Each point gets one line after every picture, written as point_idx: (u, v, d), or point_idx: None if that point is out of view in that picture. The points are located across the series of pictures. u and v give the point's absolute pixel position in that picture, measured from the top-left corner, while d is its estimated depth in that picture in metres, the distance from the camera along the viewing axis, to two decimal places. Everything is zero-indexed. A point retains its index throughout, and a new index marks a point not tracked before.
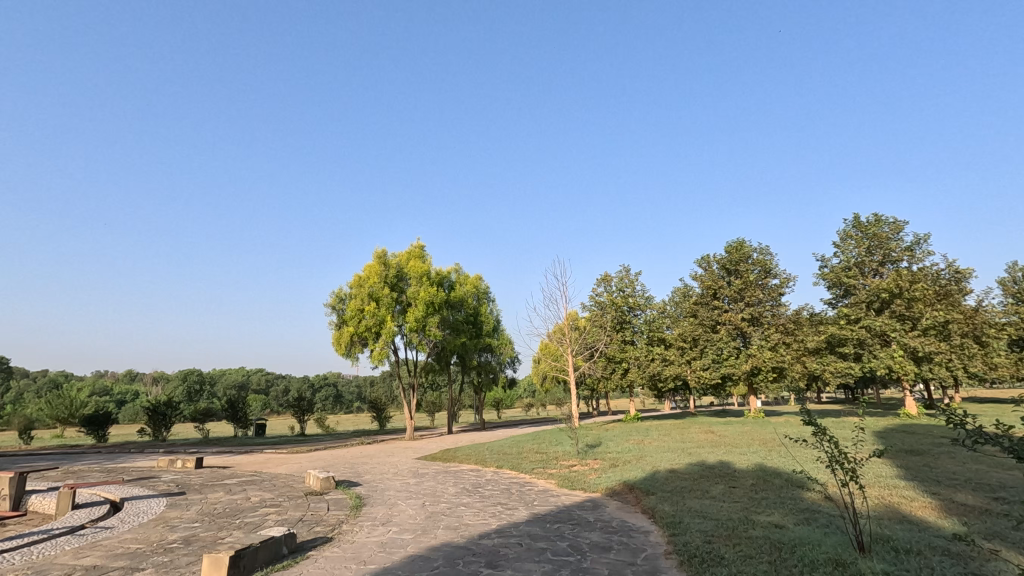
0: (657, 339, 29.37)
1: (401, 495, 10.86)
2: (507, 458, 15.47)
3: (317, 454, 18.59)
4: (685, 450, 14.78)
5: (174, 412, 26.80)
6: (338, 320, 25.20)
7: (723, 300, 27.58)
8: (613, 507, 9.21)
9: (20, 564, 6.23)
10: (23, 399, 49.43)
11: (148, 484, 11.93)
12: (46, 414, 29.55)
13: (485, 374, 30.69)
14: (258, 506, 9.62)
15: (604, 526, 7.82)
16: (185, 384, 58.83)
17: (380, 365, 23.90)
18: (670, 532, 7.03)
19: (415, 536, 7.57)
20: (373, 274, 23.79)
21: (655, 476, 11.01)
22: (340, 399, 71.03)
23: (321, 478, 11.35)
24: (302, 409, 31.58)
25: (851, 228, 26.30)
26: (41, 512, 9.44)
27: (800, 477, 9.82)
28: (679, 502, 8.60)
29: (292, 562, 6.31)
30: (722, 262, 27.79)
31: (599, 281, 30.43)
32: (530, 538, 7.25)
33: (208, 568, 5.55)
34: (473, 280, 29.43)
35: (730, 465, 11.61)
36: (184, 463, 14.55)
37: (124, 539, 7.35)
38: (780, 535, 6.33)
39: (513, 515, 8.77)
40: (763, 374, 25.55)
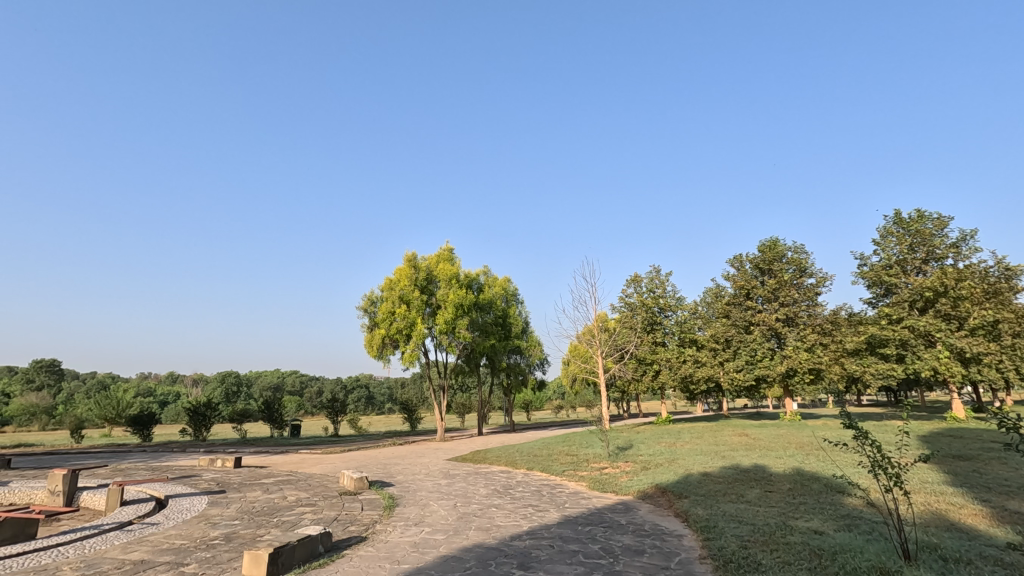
0: (688, 340, 28.85)
1: (432, 495, 10.97)
2: (538, 460, 15.47)
3: (350, 454, 18.90)
4: (719, 453, 14.49)
5: (214, 413, 27.55)
6: (370, 323, 25.53)
7: (757, 300, 27.07)
8: (645, 510, 9.10)
9: (74, 557, 6.54)
10: (72, 399, 52.06)
11: (190, 482, 12.33)
12: (95, 414, 30.85)
13: (515, 375, 30.76)
14: (293, 505, 9.81)
15: (637, 529, 7.75)
16: (223, 386, 60.54)
17: (411, 367, 24.17)
18: (705, 537, 6.91)
19: (448, 536, 7.63)
20: (403, 277, 24.08)
21: (688, 479, 10.84)
22: (372, 400, 72.05)
23: (355, 478, 11.55)
24: (335, 410, 32.12)
25: (892, 225, 25.40)
26: (92, 508, 9.90)
27: (840, 483, 9.51)
28: (713, 506, 8.46)
29: (327, 561, 6.43)
30: (755, 261, 27.23)
31: (629, 282, 30.11)
32: (562, 540, 7.25)
33: (248, 564, 5.72)
34: (502, 282, 29.48)
35: (766, 470, 11.31)
36: (223, 462, 14.95)
37: (169, 536, 7.62)
38: (820, 541, 6.17)
39: (544, 517, 8.75)
40: (799, 376, 24.95)
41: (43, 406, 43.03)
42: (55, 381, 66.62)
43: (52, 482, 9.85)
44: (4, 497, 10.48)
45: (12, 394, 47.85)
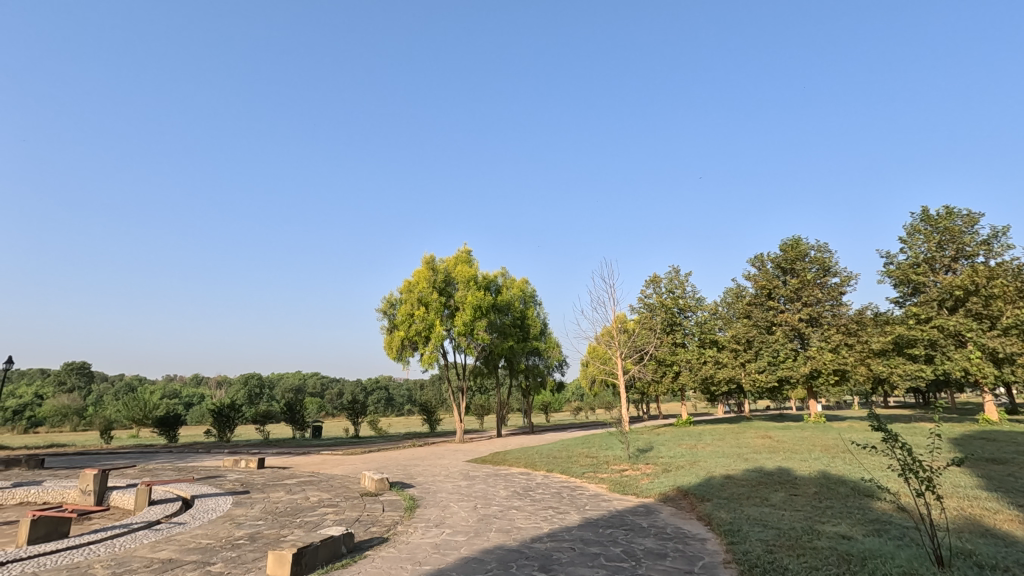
0: (709, 341, 28.45)
1: (452, 497, 11.01)
2: (557, 461, 15.40)
3: (370, 456, 19.07)
4: (742, 455, 14.26)
5: (237, 414, 27.94)
6: (389, 325, 25.70)
7: (779, 300, 26.68)
8: (667, 512, 9.01)
9: (105, 555, 6.70)
10: (102, 401, 53.44)
11: (215, 483, 12.55)
12: (123, 415, 31.56)
13: (533, 377, 30.77)
14: (316, 506, 9.95)
15: (660, 533, 7.67)
16: (247, 387, 61.56)
17: (430, 369, 24.28)
18: (728, 540, 6.82)
19: (468, 538, 7.64)
20: (422, 280, 24.24)
21: (711, 481, 10.70)
22: (391, 402, 72.57)
23: (376, 479, 11.62)
24: (356, 411, 32.40)
25: (920, 223, 24.82)
26: (121, 508, 10.14)
27: (869, 487, 9.30)
28: (737, 509, 8.33)
29: (350, 561, 6.49)
30: (777, 261, 26.87)
31: (648, 282, 29.89)
32: (584, 542, 7.20)
33: (273, 564, 5.80)
34: (520, 283, 29.48)
35: (790, 473, 11.12)
36: (247, 462, 15.21)
37: (194, 535, 7.75)
38: (848, 546, 6.04)
39: (565, 520, 8.70)
40: (823, 377, 24.50)
41: (75, 406, 44.35)
42: (86, 383, 68.57)
43: (83, 482, 10.11)
44: (38, 495, 10.78)
45: (46, 395, 49.58)
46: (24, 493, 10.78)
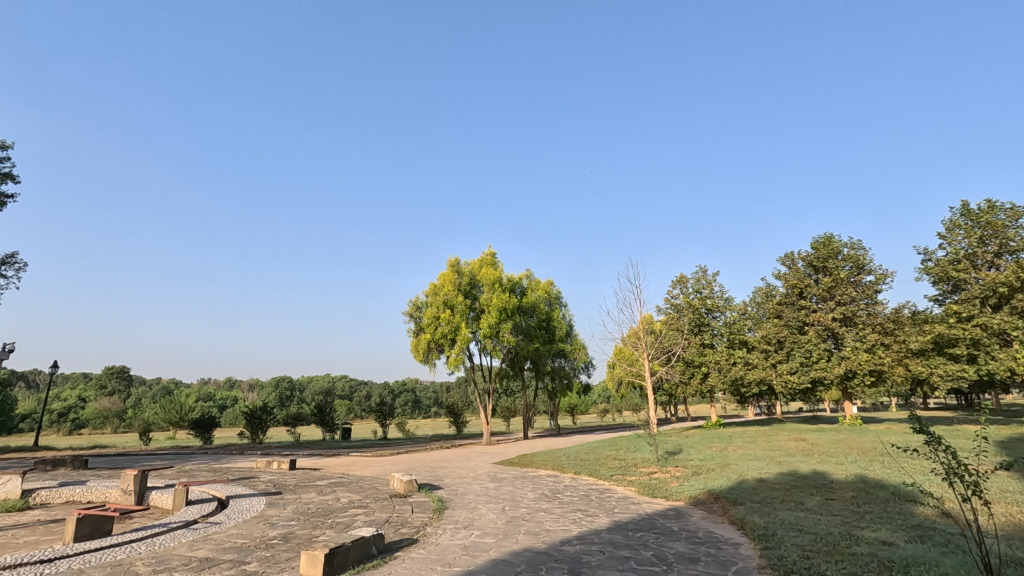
0: (739, 342, 28.04)
1: (481, 499, 11.03)
2: (585, 464, 15.33)
3: (399, 458, 19.25)
4: (775, 458, 13.95)
5: (269, 416, 28.50)
6: (415, 328, 25.93)
7: (811, 299, 26.09)
8: (698, 516, 8.87)
9: (145, 553, 6.90)
10: (140, 404, 55.18)
11: (249, 483, 12.86)
12: (161, 418, 32.50)
13: (559, 379, 30.67)
14: (347, 507, 10.10)
15: (691, 536, 7.55)
16: (278, 390, 62.87)
17: (457, 371, 24.40)
18: (763, 545, 6.67)
19: (497, 540, 7.65)
20: (447, 283, 24.43)
21: (743, 485, 10.49)
22: (417, 404, 73.25)
23: (404, 481, 11.69)
24: (383, 414, 32.73)
25: (960, 217, 23.97)
26: (160, 507, 10.46)
27: (910, 492, 8.98)
28: (771, 514, 8.14)
29: (381, 562, 6.58)
30: (808, 259, 26.31)
31: (675, 283, 29.56)
32: (613, 545, 7.14)
33: (306, 564, 5.90)
34: (545, 285, 29.41)
35: (826, 476, 10.82)
36: (280, 464, 15.53)
37: (230, 535, 7.93)
38: (889, 553, 5.86)
39: (594, 522, 8.63)
40: (859, 378, 23.84)
41: (115, 409, 45.90)
42: (125, 387, 70.85)
43: (124, 482, 10.47)
44: (82, 495, 11.18)
45: (88, 398, 51.42)
46: (69, 493, 11.18)
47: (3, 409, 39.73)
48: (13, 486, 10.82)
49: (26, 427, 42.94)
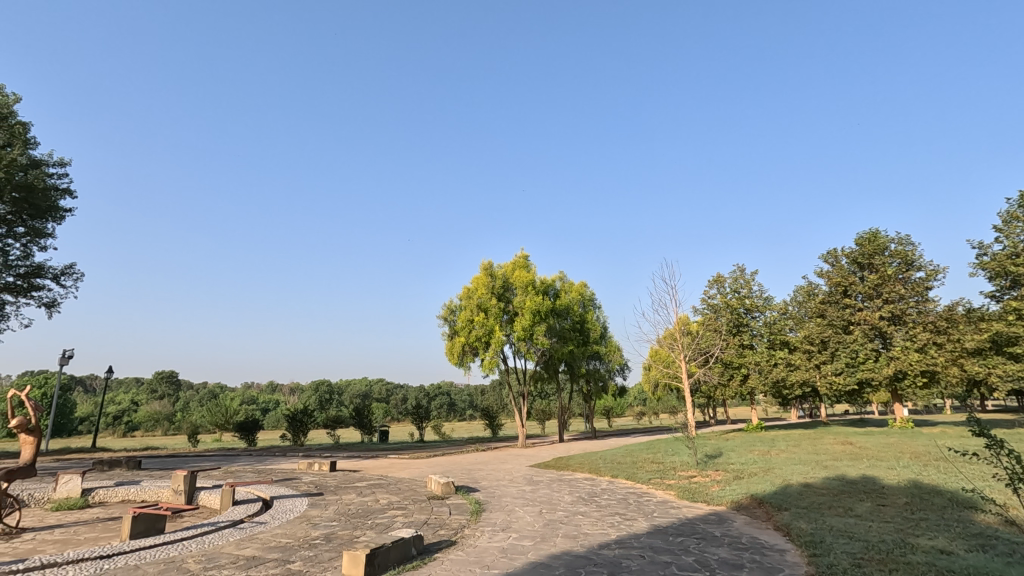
0: (779, 342, 27.34)
1: (518, 501, 11.01)
2: (622, 467, 15.14)
3: (435, 460, 19.44)
4: (821, 462, 13.48)
5: (310, 419, 29.16)
6: (450, 331, 26.14)
7: (856, 297, 25.17)
8: (741, 522, 8.64)
9: (196, 551, 7.16)
10: (188, 407, 57.39)
11: (292, 485, 13.18)
12: (208, 421, 33.66)
13: (595, 381, 30.42)
14: (386, 508, 10.24)
15: (734, 542, 7.37)
16: (318, 394, 64.46)
17: (491, 374, 24.47)
18: (811, 552, 6.45)
19: (534, 543, 7.63)
20: (480, 286, 24.58)
21: (788, 490, 10.16)
22: (453, 407, 73.95)
23: (442, 483, 11.76)
24: (420, 416, 33.04)
25: (1017, 209, 22.74)
26: (208, 507, 10.85)
27: (968, 498, 8.54)
28: (818, 520, 7.87)
29: (421, 563, 6.66)
30: (853, 256, 25.41)
31: (712, 283, 29.00)
32: (653, 550, 7.03)
33: (348, 564, 6.02)
34: (579, 287, 29.25)
35: (877, 481, 10.39)
36: (320, 465, 15.86)
37: (275, 534, 8.15)
38: (948, 562, 5.58)
39: (632, 526, 8.52)
40: (911, 379, 22.83)
41: (165, 412, 47.87)
42: (174, 390, 73.82)
43: (175, 482, 10.90)
44: (137, 494, 11.67)
45: (140, 401, 53.91)
46: (125, 492, 11.69)
47: (63, 412, 42.01)
48: (75, 485, 11.37)
49: (85, 429, 45.32)
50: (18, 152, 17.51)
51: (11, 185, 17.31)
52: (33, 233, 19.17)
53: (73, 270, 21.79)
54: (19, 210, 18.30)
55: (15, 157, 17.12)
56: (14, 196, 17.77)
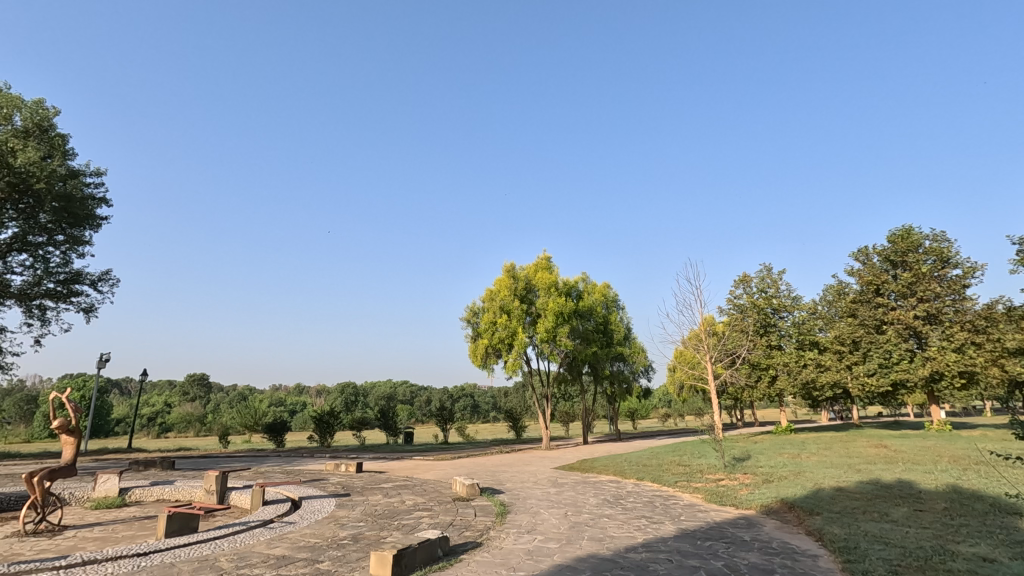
0: (809, 343, 26.76)
1: (542, 503, 10.99)
2: (648, 470, 14.97)
3: (460, 461, 19.54)
4: (854, 466, 13.13)
5: (336, 420, 29.57)
6: (473, 333, 26.26)
7: (889, 296, 24.49)
8: (771, 526, 8.47)
9: (228, 549, 7.33)
10: (218, 409, 58.77)
11: (320, 485, 13.38)
12: (238, 422, 34.41)
13: (619, 383, 30.19)
14: (412, 509, 10.32)
15: (764, 547, 7.22)
16: (344, 396, 65.37)
17: (515, 376, 24.46)
18: (845, 558, 6.29)
19: (560, 545, 7.60)
20: (503, 288, 24.62)
21: (819, 494, 9.92)
22: (477, 409, 74.25)
23: (466, 485, 11.78)
24: (444, 418, 33.22)
25: None
26: (239, 506, 11.09)
27: (1012, 505, 8.21)
28: (852, 525, 7.67)
29: (447, 564, 6.69)
30: (885, 253, 24.74)
31: (738, 283, 28.55)
32: (681, 554, 6.94)
33: (376, 564, 6.09)
34: (602, 288, 29.07)
35: (913, 486, 10.08)
36: (347, 466, 16.07)
37: (304, 534, 8.28)
38: (990, 570, 5.39)
39: (659, 530, 8.42)
40: (948, 380, 22.11)
41: (197, 414, 49.05)
42: (205, 393, 75.69)
43: (208, 482, 11.17)
44: (171, 494, 12.00)
45: (173, 403, 55.47)
46: (160, 491, 12.02)
47: (101, 414, 43.47)
48: (112, 484, 11.72)
49: (121, 430, 46.82)
50: (57, 163, 18.18)
51: (50, 195, 17.98)
52: (72, 241, 19.87)
53: (109, 276, 22.51)
54: (59, 219, 18.97)
55: (54, 168, 17.77)
56: (54, 206, 18.44)
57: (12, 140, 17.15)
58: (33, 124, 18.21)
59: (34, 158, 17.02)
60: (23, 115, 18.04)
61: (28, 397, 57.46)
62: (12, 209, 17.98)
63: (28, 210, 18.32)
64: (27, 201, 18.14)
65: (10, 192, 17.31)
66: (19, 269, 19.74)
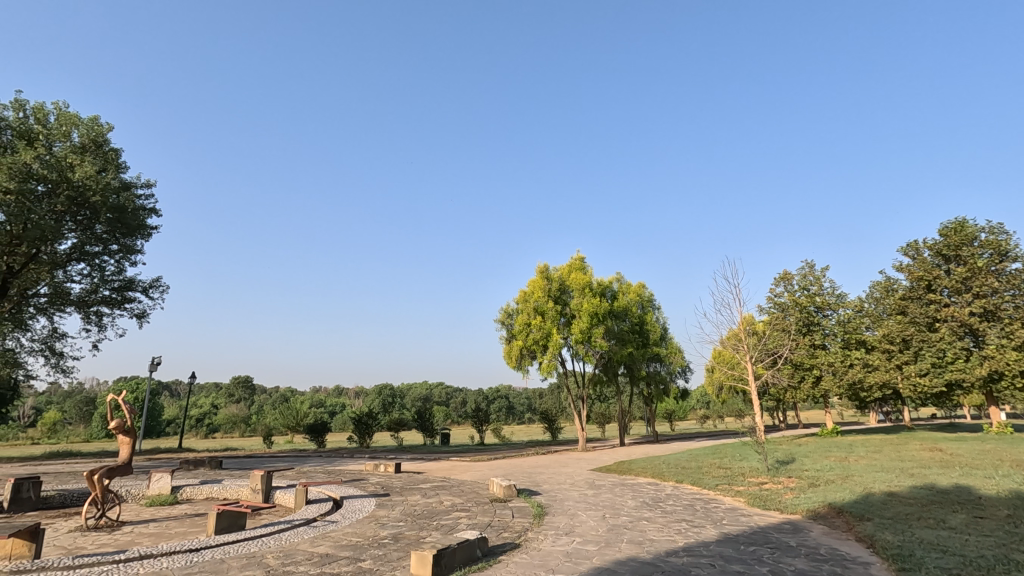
0: (855, 342, 25.80)
1: (580, 505, 10.93)
2: (687, 472, 14.70)
3: (497, 462, 19.60)
4: (906, 470, 12.59)
5: (375, 421, 30.08)
6: (507, 335, 26.34)
7: (941, 292, 23.38)
8: (818, 532, 8.19)
9: (274, 547, 7.55)
10: (262, 411, 60.61)
11: (360, 485, 13.65)
12: (280, 423, 35.38)
13: (655, 384, 29.76)
14: (450, 510, 10.41)
15: (811, 553, 6.99)
16: (381, 397, 66.53)
17: (550, 377, 24.40)
18: (899, 566, 6.03)
19: (599, 548, 7.54)
20: (537, 289, 24.58)
21: (870, 499, 9.53)
22: (512, 409, 74.47)
23: (503, 486, 11.80)
24: (480, 419, 33.37)
25: None
26: (283, 505, 11.41)
27: None
28: (906, 531, 7.35)
29: (486, 564, 6.73)
30: (937, 247, 23.67)
31: (778, 281, 27.77)
32: (724, 559, 6.78)
33: (416, 564, 6.17)
34: (637, 288, 28.73)
35: (972, 491, 9.58)
36: (386, 467, 16.34)
37: (346, 533, 8.48)
38: None
39: (701, 534, 8.25)
40: (1007, 380, 20.94)
41: (242, 415, 50.69)
42: (249, 395, 78.14)
43: (254, 481, 11.54)
44: (219, 492, 12.44)
45: (220, 405, 57.64)
46: (209, 490, 12.48)
47: (153, 415, 45.41)
48: (165, 483, 12.23)
49: (172, 431, 48.81)
50: (112, 176, 19.17)
51: (105, 207, 18.98)
52: (125, 250, 20.89)
53: (160, 283, 23.53)
54: (113, 230, 19.98)
55: (108, 181, 18.74)
56: (109, 217, 19.45)
57: (70, 156, 18.16)
58: (89, 140, 19.23)
59: (91, 173, 17.99)
60: (80, 132, 19.06)
61: (88, 398, 60.64)
62: (71, 221, 19.03)
63: (85, 222, 19.34)
64: (84, 213, 19.18)
65: (69, 205, 18.37)
66: (78, 277, 20.84)
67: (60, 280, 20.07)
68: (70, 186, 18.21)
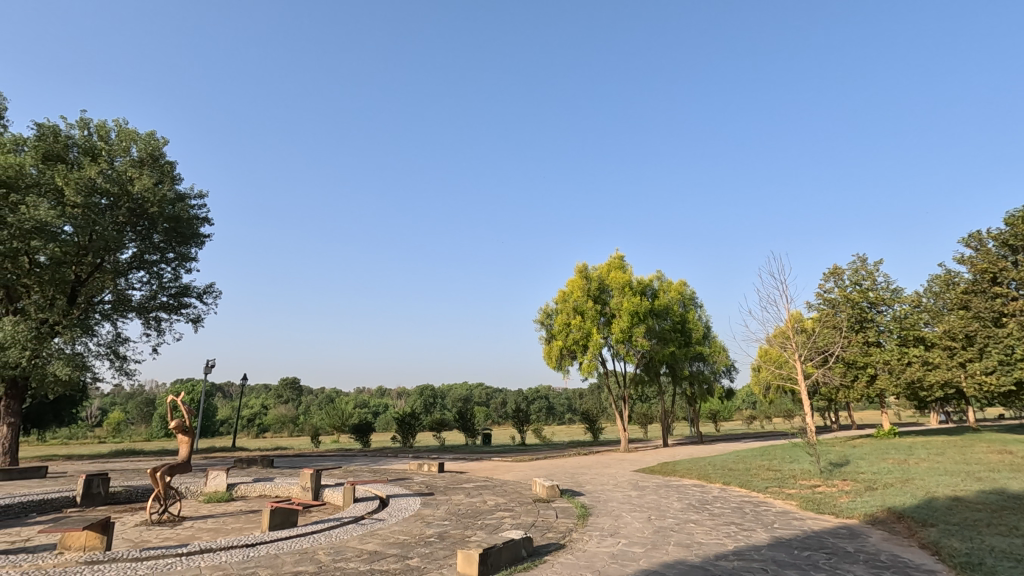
0: (913, 339, 24.56)
1: (625, 507, 10.79)
2: (735, 474, 14.34)
3: (539, 463, 19.56)
4: (972, 474, 11.89)
5: (417, 421, 30.48)
6: (547, 335, 26.28)
7: (1008, 285, 22.11)
8: (878, 537, 7.83)
9: (324, 543, 7.78)
10: (309, 411, 62.40)
11: (405, 484, 13.86)
12: (326, 423, 36.33)
13: (699, 384, 29.10)
14: (494, 509, 10.47)
15: (871, 560, 6.70)
16: (423, 398, 67.42)
17: (590, 377, 24.23)
18: None
19: (645, 550, 7.44)
20: (576, 289, 24.46)
21: (933, 503, 9.06)
22: (552, 409, 74.27)
23: (547, 486, 11.78)
24: (520, 420, 33.36)
25: None
26: (331, 503, 11.73)
27: None
28: (975, 539, 6.94)
29: (531, 564, 6.74)
30: (1001, 237, 22.36)
31: (828, 276, 26.76)
32: (778, 564, 6.57)
33: (463, 563, 6.23)
34: (678, 286, 28.23)
35: None
36: (430, 466, 16.55)
37: (393, 531, 8.65)
38: None
39: (752, 537, 8.02)
40: None
41: (290, 415, 52.35)
42: (296, 395, 80.46)
43: (304, 480, 11.92)
44: (271, 489, 12.87)
45: (270, 405, 59.76)
46: (261, 487, 12.94)
47: (207, 415, 47.39)
48: (221, 480, 12.75)
49: (225, 430, 50.84)
50: (168, 188, 20.12)
51: (162, 217, 19.99)
52: (181, 258, 21.90)
53: (213, 289, 24.56)
54: (170, 239, 20.99)
55: (165, 193, 19.71)
56: (165, 227, 20.46)
57: (130, 169, 19.15)
58: (147, 154, 20.22)
59: (149, 185, 18.96)
60: (139, 147, 20.08)
61: (149, 399, 63.94)
62: (132, 232, 20.09)
63: (144, 232, 20.38)
64: (144, 224, 20.24)
65: (129, 216, 19.43)
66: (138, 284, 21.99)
67: (122, 287, 21.19)
68: (131, 198, 19.23)
